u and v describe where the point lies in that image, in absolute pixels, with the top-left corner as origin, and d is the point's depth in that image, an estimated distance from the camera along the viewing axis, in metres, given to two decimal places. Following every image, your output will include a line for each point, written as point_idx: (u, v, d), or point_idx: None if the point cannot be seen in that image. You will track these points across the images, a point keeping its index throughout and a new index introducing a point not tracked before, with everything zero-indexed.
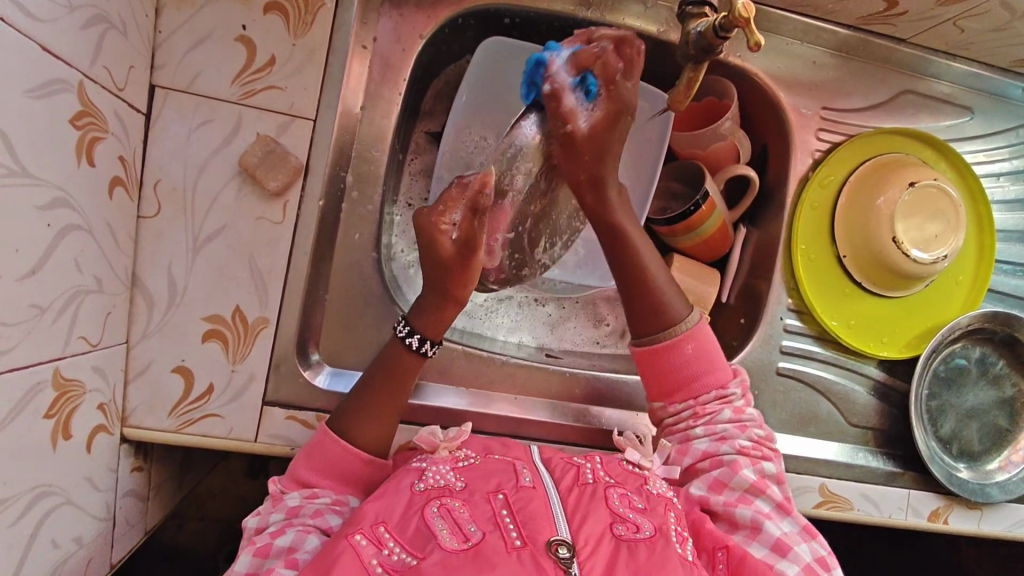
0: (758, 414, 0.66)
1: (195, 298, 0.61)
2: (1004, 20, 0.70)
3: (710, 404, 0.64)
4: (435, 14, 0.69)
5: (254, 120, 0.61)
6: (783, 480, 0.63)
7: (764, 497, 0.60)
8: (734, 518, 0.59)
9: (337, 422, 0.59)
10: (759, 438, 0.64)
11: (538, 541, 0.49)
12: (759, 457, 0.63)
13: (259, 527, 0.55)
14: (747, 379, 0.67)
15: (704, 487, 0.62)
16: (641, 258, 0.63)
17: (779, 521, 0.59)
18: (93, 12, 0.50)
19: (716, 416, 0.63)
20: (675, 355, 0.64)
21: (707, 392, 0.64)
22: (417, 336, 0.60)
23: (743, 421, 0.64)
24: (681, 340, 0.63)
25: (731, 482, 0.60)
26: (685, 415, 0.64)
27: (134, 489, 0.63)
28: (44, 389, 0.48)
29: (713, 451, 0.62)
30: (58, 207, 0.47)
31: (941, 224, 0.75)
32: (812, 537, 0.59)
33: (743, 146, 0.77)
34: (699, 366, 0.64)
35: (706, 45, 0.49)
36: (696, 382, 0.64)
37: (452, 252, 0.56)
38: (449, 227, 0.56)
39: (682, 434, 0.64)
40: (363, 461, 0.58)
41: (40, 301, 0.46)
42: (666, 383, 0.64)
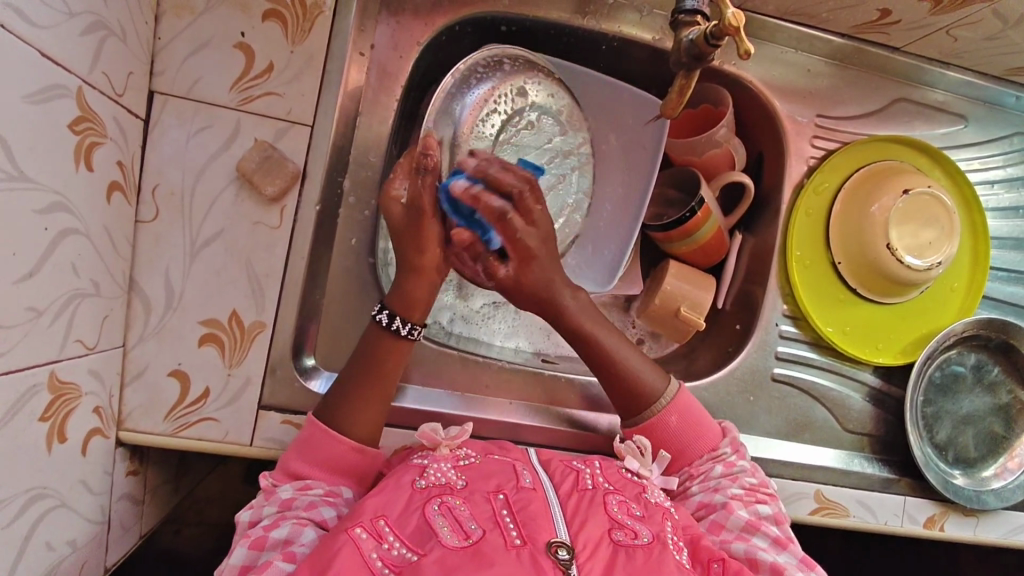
0: (752, 465, 0.67)
1: (193, 302, 0.61)
2: (997, 29, 0.71)
3: (703, 463, 0.65)
4: (432, 22, 0.70)
5: (252, 126, 0.62)
6: (782, 521, 0.62)
7: (761, 534, 0.59)
8: (731, 554, 0.59)
9: (324, 414, 0.59)
10: (753, 485, 0.64)
11: (538, 541, 0.49)
12: (752, 502, 0.62)
13: (253, 520, 0.55)
14: (735, 436, 0.68)
15: (703, 530, 0.62)
16: (610, 347, 0.66)
17: (775, 554, 0.58)
18: (92, 19, 0.50)
19: (709, 473, 0.65)
20: (661, 429, 0.66)
21: (700, 456, 0.66)
22: (386, 313, 0.61)
23: (735, 473, 0.65)
24: (664, 415, 0.66)
25: (727, 522, 0.60)
26: (682, 479, 0.66)
27: (129, 493, 0.63)
28: (40, 391, 0.48)
29: (708, 501, 0.63)
30: (56, 211, 0.48)
31: (935, 231, 0.75)
32: (810, 568, 0.58)
33: (738, 153, 0.78)
34: (688, 436, 0.66)
35: (698, 53, 0.49)
36: (688, 449, 0.66)
37: (402, 214, 0.59)
38: (400, 192, 0.59)
39: (681, 494, 0.66)
40: (352, 449, 0.58)
41: (37, 304, 0.47)
42: (660, 458, 0.66)
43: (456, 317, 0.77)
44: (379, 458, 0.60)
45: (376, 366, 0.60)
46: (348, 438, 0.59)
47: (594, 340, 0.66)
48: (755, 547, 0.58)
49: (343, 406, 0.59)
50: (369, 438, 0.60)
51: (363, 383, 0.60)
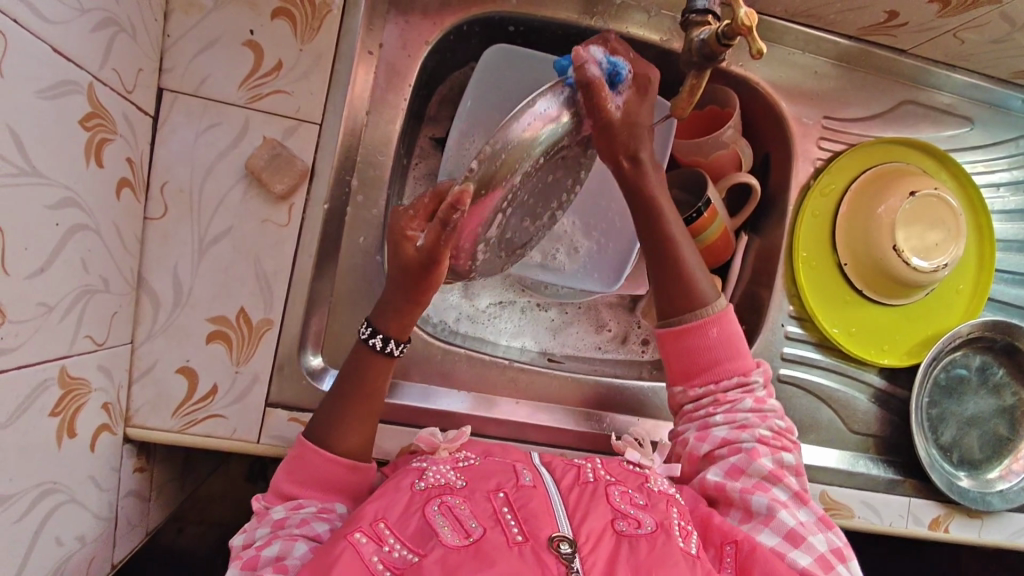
0: (781, 407, 0.65)
1: (201, 299, 0.61)
2: (1004, 31, 0.71)
3: (732, 392, 0.63)
4: (440, 21, 0.70)
5: (261, 124, 0.62)
6: (801, 472, 0.63)
7: (782, 486, 0.60)
8: (749, 505, 0.59)
9: (313, 433, 0.59)
10: (779, 429, 0.63)
11: (539, 536, 0.49)
12: (778, 448, 0.62)
13: (246, 543, 0.55)
14: (769, 370, 0.66)
15: (722, 472, 0.61)
16: (672, 231, 0.62)
17: (795, 510, 0.59)
18: (103, 15, 0.50)
19: (738, 404, 0.63)
20: (699, 338, 0.63)
21: (730, 378, 0.63)
22: (379, 336, 0.58)
23: (764, 412, 0.63)
24: (708, 323, 0.63)
25: (748, 468, 0.60)
26: (706, 401, 0.64)
27: (135, 490, 0.63)
28: (51, 386, 0.48)
29: (733, 438, 0.62)
30: (67, 207, 0.48)
31: (941, 232, 0.75)
32: (829, 528, 0.58)
33: (745, 154, 0.78)
34: (723, 351, 0.63)
35: (709, 53, 0.49)
36: (719, 366, 0.63)
37: (415, 259, 0.52)
38: (416, 234, 0.52)
39: (702, 421, 0.63)
40: (346, 467, 0.58)
41: (48, 299, 0.47)
42: (689, 365, 0.64)
43: (462, 316, 0.78)
44: (371, 471, 0.60)
45: (361, 385, 0.59)
46: (337, 454, 0.58)
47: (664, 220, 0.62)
48: (771, 495, 0.59)
49: (328, 423, 0.59)
50: (358, 454, 0.59)
51: (347, 399, 0.59)
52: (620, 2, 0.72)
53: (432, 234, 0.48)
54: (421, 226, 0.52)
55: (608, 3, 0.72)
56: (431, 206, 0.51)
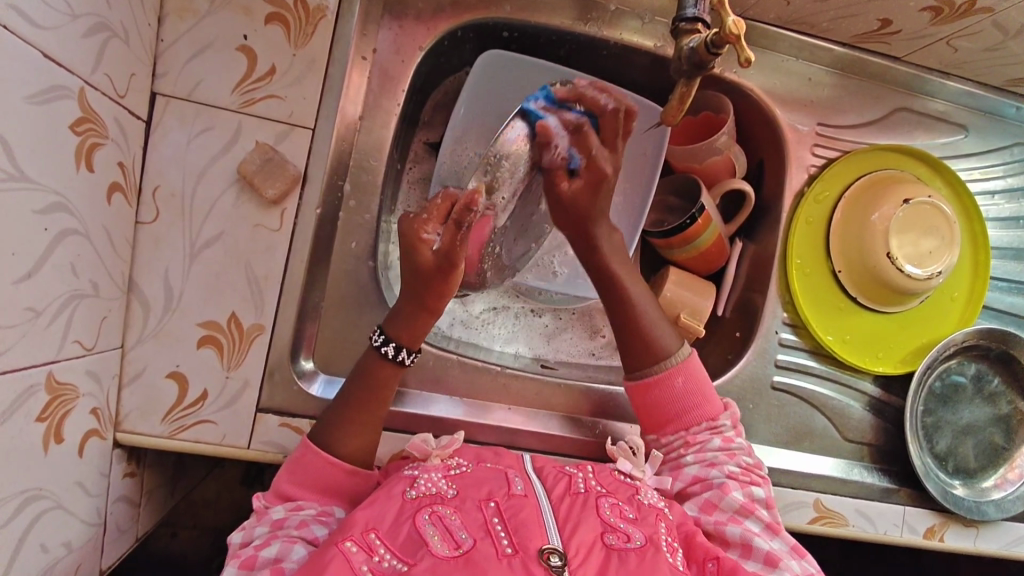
0: (749, 444, 0.66)
1: (191, 304, 0.61)
2: (997, 39, 0.71)
3: (700, 433, 0.65)
4: (434, 27, 0.70)
5: (253, 128, 0.62)
6: (773, 505, 0.63)
7: (753, 518, 0.60)
8: (725, 536, 0.59)
9: (319, 434, 0.59)
10: (748, 465, 0.64)
11: (529, 548, 0.49)
12: (748, 482, 0.63)
13: (244, 541, 0.55)
14: (738, 412, 0.67)
15: (697, 508, 0.62)
16: (632, 297, 0.66)
17: (768, 539, 0.59)
18: (95, 20, 0.50)
19: (706, 444, 0.65)
20: (665, 390, 0.65)
21: (698, 424, 0.65)
22: (391, 344, 0.60)
23: (732, 450, 0.64)
24: (671, 374, 0.65)
25: (721, 503, 0.61)
26: (676, 444, 0.66)
27: (125, 495, 0.63)
28: (37, 392, 0.48)
29: (703, 475, 0.63)
30: (56, 211, 0.48)
31: (935, 240, 0.75)
32: (801, 556, 0.58)
33: (739, 160, 0.78)
34: (690, 400, 0.65)
35: (698, 61, 0.49)
36: (687, 414, 0.65)
37: (432, 262, 0.56)
38: (430, 237, 0.55)
39: (674, 462, 0.66)
40: (346, 471, 0.58)
41: (35, 304, 0.46)
42: (658, 415, 0.66)
43: (455, 321, 0.77)
44: (372, 477, 0.60)
45: (364, 384, 0.60)
46: (340, 459, 0.58)
47: (622, 290, 0.66)
48: (746, 528, 0.59)
49: (335, 429, 0.59)
50: (361, 461, 0.60)
51: (359, 405, 0.59)
52: (614, 8, 0.72)
53: (452, 234, 0.54)
54: (436, 227, 0.56)
55: (602, 9, 0.72)
56: (444, 209, 0.56)
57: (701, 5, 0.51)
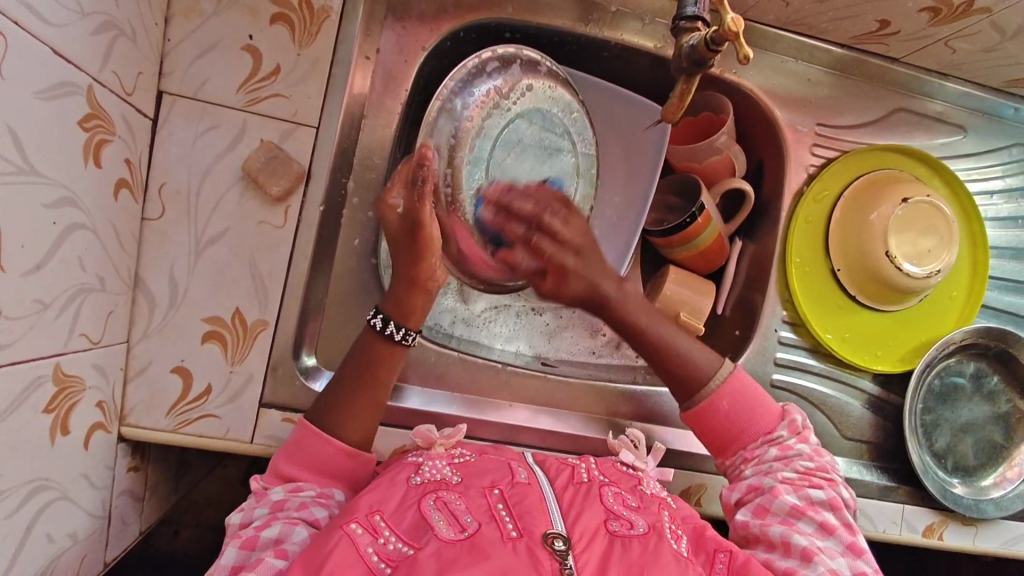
0: (814, 449, 0.65)
1: (196, 300, 0.62)
2: (995, 40, 0.72)
3: (757, 448, 0.64)
4: (437, 28, 0.71)
5: (258, 127, 0.63)
6: (839, 507, 0.60)
7: (806, 520, 0.59)
8: (770, 538, 0.59)
9: (316, 416, 0.59)
10: (807, 470, 0.62)
11: (534, 533, 0.49)
12: (805, 486, 0.61)
13: (244, 521, 0.55)
14: (797, 420, 0.66)
15: (748, 513, 0.61)
16: (666, 337, 0.65)
17: (819, 540, 0.58)
18: (104, 19, 0.51)
19: (763, 456, 0.64)
20: (714, 415, 0.64)
21: (755, 440, 0.65)
22: (381, 318, 0.61)
23: (788, 456, 0.63)
24: (717, 399, 0.64)
25: (772, 507, 0.60)
26: (737, 461, 0.65)
27: (129, 489, 0.64)
28: (44, 383, 0.49)
29: (757, 483, 0.62)
30: (65, 206, 0.49)
31: (934, 239, 0.76)
32: (858, 555, 0.57)
33: (738, 160, 0.78)
34: (743, 420, 0.65)
35: (698, 58, 0.50)
36: (745, 434, 0.64)
37: (400, 226, 0.58)
38: (396, 202, 0.57)
39: (736, 477, 0.65)
40: (346, 456, 0.59)
41: (43, 297, 0.47)
42: (717, 439, 0.65)
43: (456, 320, 0.77)
44: (371, 462, 0.61)
45: (368, 373, 0.60)
46: (339, 440, 0.59)
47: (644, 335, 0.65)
48: (796, 531, 0.58)
49: (332, 410, 0.59)
50: (361, 443, 0.60)
51: (354, 390, 0.60)
52: (615, 10, 0.73)
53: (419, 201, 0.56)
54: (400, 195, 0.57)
55: (603, 10, 0.73)
56: (411, 173, 0.56)
57: (701, 3, 0.51)
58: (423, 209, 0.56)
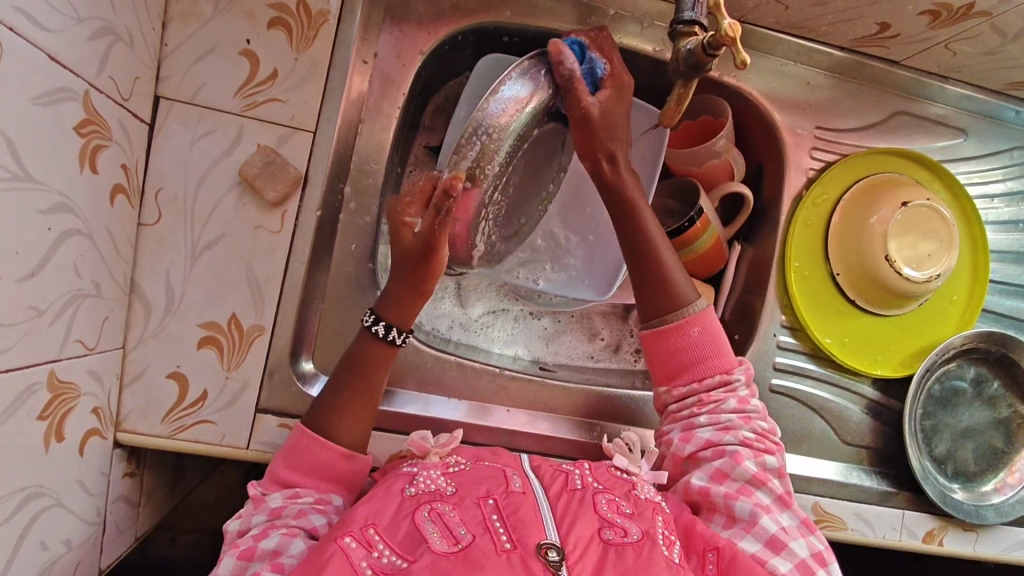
0: (763, 408, 0.65)
1: (192, 305, 0.61)
2: (995, 43, 0.71)
3: (715, 392, 0.63)
4: (435, 31, 0.70)
5: (255, 132, 0.62)
6: (784, 474, 0.62)
7: (765, 489, 0.59)
8: (733, 511, 0.58)
9: (313, 421, 0.59)
10: (763, 430, 0.63)
11: (527, 544, 0.49)
12: (761, 449, 0.62)
13: (241, 529, 0.55)
14: (753, 368, 0.66)
15: (706, 477, 0.61)
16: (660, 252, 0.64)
17: (779, 514, 0.58)
18: (100, 24, 0.51)
19: (721, 404, 0.63)
20: (680, 339, 0.64)
21: (711, 377, 0.64)
22: (382, 324, 0.60)
23: (747, 413, 0.63)
24: (689, 322, 0.63)
25: (733, 472, 0.60)
26: (689, 401, 0.64)
27: (125, 494, 0.64)
28: (39, 390, 0.49)
29: (716, 440, 0.61)
30: (60, 212, 0.48)
31: (934, 243, 0.75)
32: (812, 531, 0.58)
33: (738, 164, 0.78)
34: (705, 349, 0.64)
35: (696, 62, 0.50)
36: (702, 365, 0.63)
37: (413, 243, 0.55)
38: (413, 221, 0.55)
39: (686, 422, 0.64)
40: (343, 458, 0.59)
41: (38, 304, 0.47)
42: (673, 365, 0.64)
43: (454, 324, 0.78)
44: (368, 464, 0.61)
45: (361, 374, 0.60)
46: (336, 444, 0.59)
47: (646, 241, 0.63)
48: (755, 500, 0.58)
49: (330, 412, 0.59)
50: (355, 445, 0.60)
51: (353, 391, 0.60)
52: (614, 13, 0.73)
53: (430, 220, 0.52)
54: (418, 213, 0.55)
55: (602, 13, 0.73)
56: (426, 193, 0.55)
57: (699, 7, 0.51)
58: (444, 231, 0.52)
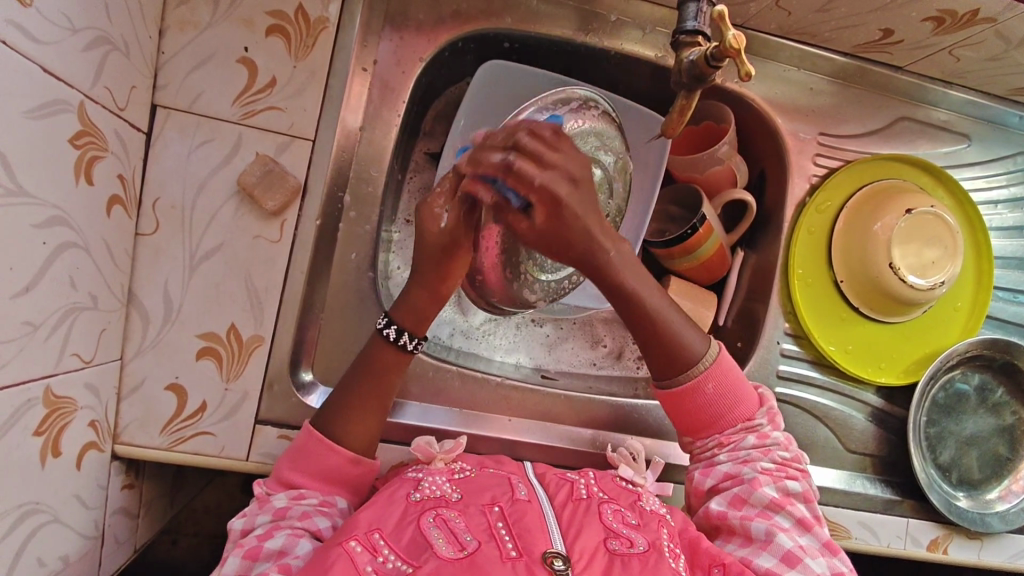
0: (785, 437, 0.64)
1: (190, 316, 0.61)
2: (1000, 49, 0.71)
3: (734, 434, 0.62)
4: (434, 38, 0.70)
5: (253, 140, 0.62)
6: (811, 499, 0.61)
7: (785, 513, 0.59)
8: (750, 533, 0.58)
9: (321, 422, 0.58)
10: (783, 460, 0.62)
11: (533, 552, 0.48)
12: (782, 477, 0.61)
13: (245, 528, 0.54)
14: (773, 406, 0.65)
15: (725, 502, 0.60)
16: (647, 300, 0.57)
17: (797, 535, 0.58)
18: (96, 34, 0.50)
19: (741, 443, 0.61)
20: (696, 398, 0.60)
21: (734, 425, 0.62)
22: (394, 328, 0.60)
23: (767, 445, 0.62)
24: (701, 381, 0.60)
25: (751, 497, 0.59)
26: (710, 445, 0.62)
27: (123, 506, 0.63)
28: (35, 406, 0.48)
29: (735, 471, 0.60)
30: (55, 225, 0.48)
31: (939, 250, 0.75)
32: (833, 554, 0.57)
33: (740, 170, 0.77)
34: (723, 405, 0.61)
35: (698, 74, 0.49)
36: (723, 419, 0.61)
37: (439, 237, 0.56)
38: (440, 212, 0.56)
39: (707, 460, 0.63)
40: (348, 461, 0.58)
41: (33, 319, 0.46)
42: (695, 421, 0.62)
43: (455, 332, 0.77)
44: (375, 467, 0.60)
45: (374, 380, 0.59)
46: (343, 448, 0.58)
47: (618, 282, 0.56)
48: (775, 524, 0.58)
49: (340, 416, 0.58)
50: (364, 450, 0.59)
51: (362, 394, 0.59)
52: (615, 19, 0.72)
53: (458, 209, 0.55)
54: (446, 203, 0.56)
55: (603, 19, 0.72)
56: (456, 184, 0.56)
57: (702, 18, 0.51)
58: (468, 230, 0.56)
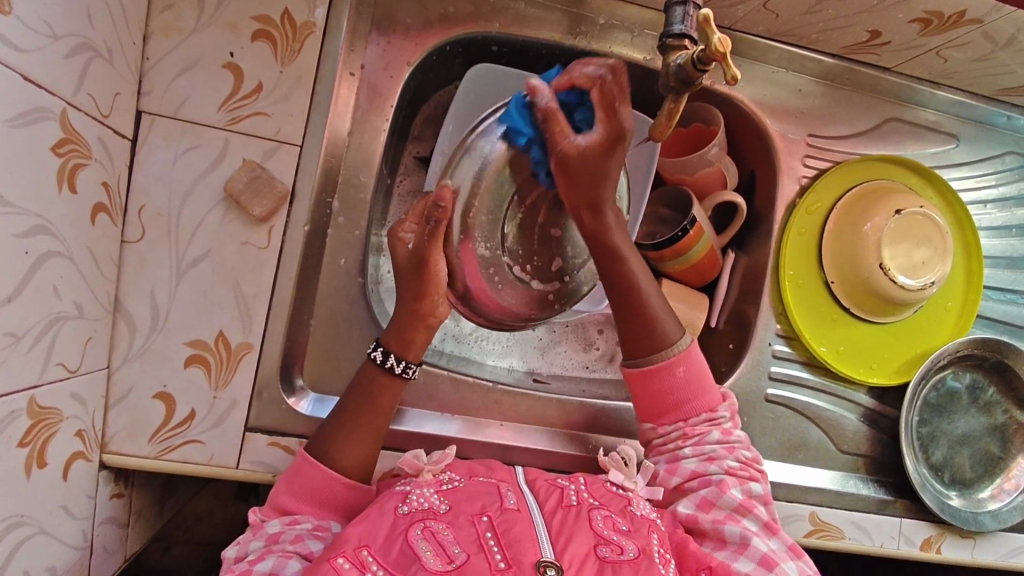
0: (746, 436, 0.65)
1: (178, 323, 0.60)
2: (987, 50, 0.71)
3: (699, 425, 0.63)
4: (423, 42, 0.69)
5: (240, 146, 0.61)
6: (771, 501, 0.62)
7: (752, 517, 0.59)
8: (722, 535, 0.58)
9: (315, 448, 0.58)
10: (748, 459, 0.63)
11: (523, 563, 0.48)
12: (745, 478, 0.62)
13: (238, 555, 0.53)
14: (735, 404, 0.66)
15: (692, 506, 0.61)
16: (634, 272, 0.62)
17: (767, 538, 0.58)
18: (77, 41, 0.50)
19: (706, 437, 0.63)
20: (665, 377, 0.63)
21: (697, 415, 0.64)
22: (381, 350, 0.60)
23: (731, 443, 0.63)
24: (672, 363, 0.63)
25: (718, 500, 0.60)
26: (674, 435, 0.64)
27: (112, 516, 0.62)
28: (18, 417, 0.47)
29: (701, 471, 0.61)
30: (37, 234, 0.47)
31: (928, 250, 0.75)
32: (800, 556, 0.58)
33: (729, 172, 0.77)
34: (689, 391, 0.63)
35: (686, 77, 0.49)
36: (688, 405, 0.63)
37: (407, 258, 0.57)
38: (407, 236, 0.58)
39: (670, 453, 0.63)
40: (346, 486, 0.57)
41: (15, 329, 0.46)
42: (657, 401, 0.64)
43: (447, 336, 0.77)
44: (370, 492, 0.59)
45: (360, 398, 0.59)
46: (338, 472, 0.57)
47: (622, 262, 0.60)
48: (744, 527, 0.58)
49: (331, 441, 0.58)
50: (360, 475, 0.59)
51: (351, 414, 0.59)
52: (603, 22, 0.72)
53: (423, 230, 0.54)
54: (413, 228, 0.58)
55: (591, 22, 0.72)
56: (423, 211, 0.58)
57: (689, 21, 0.51)
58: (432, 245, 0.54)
